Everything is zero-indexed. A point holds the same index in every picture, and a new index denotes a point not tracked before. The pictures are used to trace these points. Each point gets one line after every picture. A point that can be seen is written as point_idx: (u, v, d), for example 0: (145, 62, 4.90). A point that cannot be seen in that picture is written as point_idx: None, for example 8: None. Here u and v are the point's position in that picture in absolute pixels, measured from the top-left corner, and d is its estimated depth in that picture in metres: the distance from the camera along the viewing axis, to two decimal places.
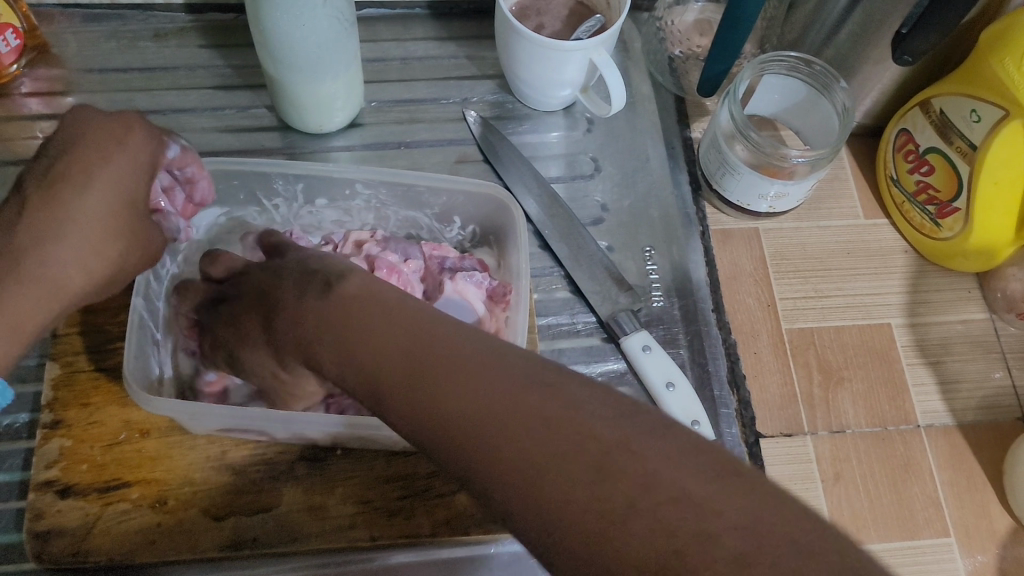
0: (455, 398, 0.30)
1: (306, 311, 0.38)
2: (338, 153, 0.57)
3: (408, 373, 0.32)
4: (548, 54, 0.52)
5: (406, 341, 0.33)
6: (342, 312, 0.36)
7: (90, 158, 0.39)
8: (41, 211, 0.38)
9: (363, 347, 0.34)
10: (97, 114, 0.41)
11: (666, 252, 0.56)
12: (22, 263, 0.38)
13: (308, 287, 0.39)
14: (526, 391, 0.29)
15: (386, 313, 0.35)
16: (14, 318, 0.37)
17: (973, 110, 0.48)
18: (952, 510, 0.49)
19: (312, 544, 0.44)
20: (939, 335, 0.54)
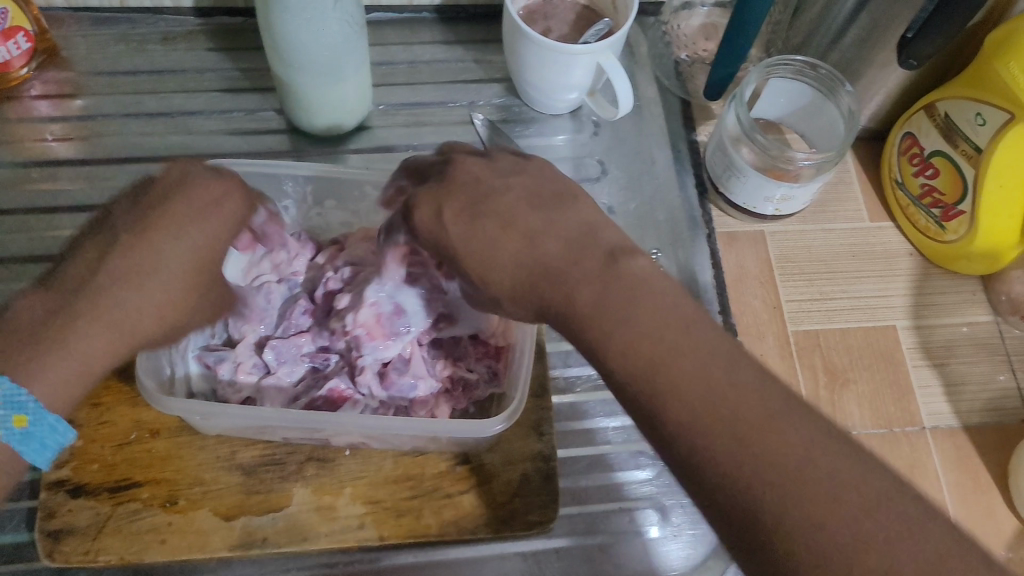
0: (627, 343, 0.32)
1: (542, 247, 0.35)
2: (346, 156, 0.58)
3: (653, 349, 0.31)
4: (556, 57, 0.53)
5: (659, 315, 0.32)
6: (587, 265, 0.34)
7: (187, 209, 0.40)
8: (125, 256, 0.38)
9: (603, 309, 0.33)
10: (197, 169, 0.41)
11: (673, 255, 0.56)
12: (99, 305, 0.37)
13: (552, 220, 0.36)
14: (694, 351, 0.31)
15: (634, 277, 0.33)
16: (79, 357, 0.36)
17: (978, 114, 0.49)
18: (957, 512, 0.49)
19: (322, 544, 0.44)
20: (943, 337, 0.55)
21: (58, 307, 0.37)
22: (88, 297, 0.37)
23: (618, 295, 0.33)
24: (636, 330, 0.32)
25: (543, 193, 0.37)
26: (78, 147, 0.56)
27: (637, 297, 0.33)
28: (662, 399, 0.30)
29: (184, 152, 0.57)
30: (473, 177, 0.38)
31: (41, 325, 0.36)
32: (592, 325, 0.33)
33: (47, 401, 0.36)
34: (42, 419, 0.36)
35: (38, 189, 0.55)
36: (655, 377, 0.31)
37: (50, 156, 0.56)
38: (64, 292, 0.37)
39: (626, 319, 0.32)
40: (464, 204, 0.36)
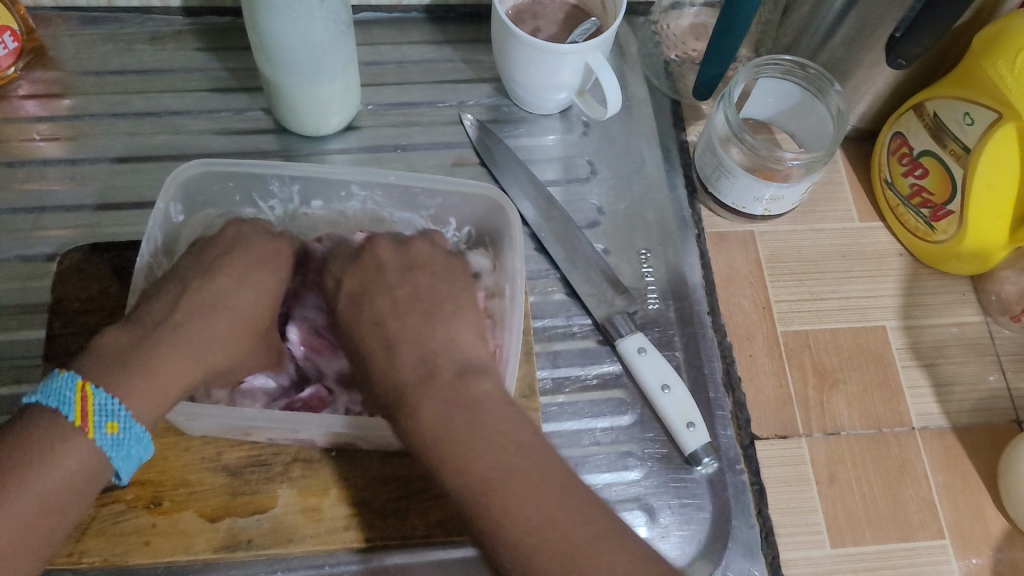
0: (433, 419, 0.36)
1: (403, 364, 0.39)
2: (334, 156, 0.57)
3: (482, 476, 0.34)
4: (544, 57, 0.52)
5: (497, 439, 0.36)
6: (438, 389, 0.37)
7: (245, 262, 0.44)
8: (200, 297, 0.41)
9: (449, 435, 0.35)
10: (248, 230, 0.46)
11: (662, 255, 0.56)
12: (177, 333, 0.39)
13: (418, 336, 0.40)
14: (480, 430, 0.36)
15: (482, 401, 0.37)
16: (161, 381, 0.38)
17: (966, 113, 0.49)
18: (946, 512, 0.49)
19: (307, 545, 0.44)
20: (933, 338, 0.54)
21: (138, 338, 0.39)
22: (168, 327, 0.39)
23: (463, 416, 0.36)
24: (479, 454, 0.35)
25: (424, 295, 0.42)
26: (66, 147, 0.56)
27: (481, 418, 0.36)
28: (487, 525, 0.34)
29: (171, 152, 0.56)
30: (381, 262, 0.44)
31: (127, 349, 0.38)
32: (437, 451, 0.35)
33: (139, 416, 0.37)
34: (130, 427, 0.36)
35: (25, 189, 0.55)
36: (485, 502, 0.34)
37: (37, 156, 0.56)
38: (142, 324, 0.39)
39: (466, 447, 0.35)
40: (357, 288, 0.43)
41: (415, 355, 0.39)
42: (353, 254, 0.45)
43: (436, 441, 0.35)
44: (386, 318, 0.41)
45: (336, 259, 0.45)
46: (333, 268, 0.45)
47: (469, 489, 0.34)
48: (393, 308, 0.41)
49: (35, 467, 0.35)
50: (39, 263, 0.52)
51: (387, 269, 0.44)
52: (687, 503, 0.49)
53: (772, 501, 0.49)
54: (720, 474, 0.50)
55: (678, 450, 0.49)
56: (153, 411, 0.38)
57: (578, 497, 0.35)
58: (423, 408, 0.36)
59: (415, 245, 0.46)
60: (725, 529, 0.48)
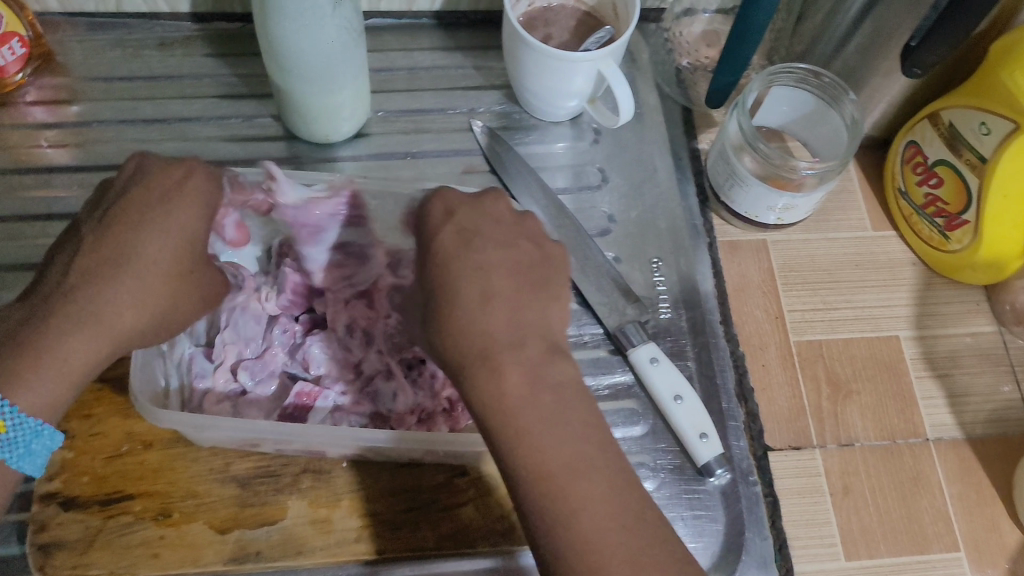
0: (516, 398, 0.35)
1: (493, 323, 0.36)
2: (344, 163, 0.57)
3: (551, 464, 0.34)
4: (556, 64, 0.52)
5: (571, 428, 0.35)
6: (522, 359, 0.36)
7: (141, 209, 0.40)
8: (93, 258, 0.39)
9: (519, 410, 0.35)
10: (154, 166, 0.42)
11: (674, 264, 0.56)
12: (74, 302, 0.38)
13: (516, 305, 0.37)
14: (555, 424, 0.35)
15: (563, 385, 0.36)
16: (57, 361, 0.37)
17: (982, 123, 0.48)
18: (961, 524, 0.49)
19: (317, 558, 0.44)
20: (947, 348, 0.54)
21: (35, 315, 0.38)
22: (64, 300, 0.38)
23: (543, 397, 0.35)
24: (551, 438, 0.35)
25: (530, 261, 0.39)
26: (73, 153, 0.56)
27: (558, 404, 0.35)
28: (545, 511, 0.34)
29: (180, 159, 0.56)
30: (489, 217, 0.41)
31: (18, 331, 0.38)
32: (503, 424, 0.35)
33: (26, 406, 0.37)
34: (20, 424, 0.37)
35: (33, 196, 0.54)
36: (547, 492, 0.34)
37: (44, 162, 0.55)
38: (41, 297, 0.39)
39: (540, 427, 0.35)
40: (460, 237, 0.39)
41: (509, 318, 0.36)
42: (461, 203, 0.41)
43: (508, 414, 0.35)
44: (490, 272, 0.38)
45: (440, 200, 0.41)
46: (440, 204, 0.41)
47: (532, 474, 0.34)
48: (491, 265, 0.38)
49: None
50: None
51: (481, 234, 0.39)
52: (700, 515, 0.48)
53: (786, 513, 0.49)
54: (733, 485, 0.49)
55: (690, 462, 0.48)
56: (61, 393, 0.38)
57: (639, 504, 0.35)
58: (507, 375, 0.35)
59: (525, 222, 0.41)
60: (738, 541, 0.48)
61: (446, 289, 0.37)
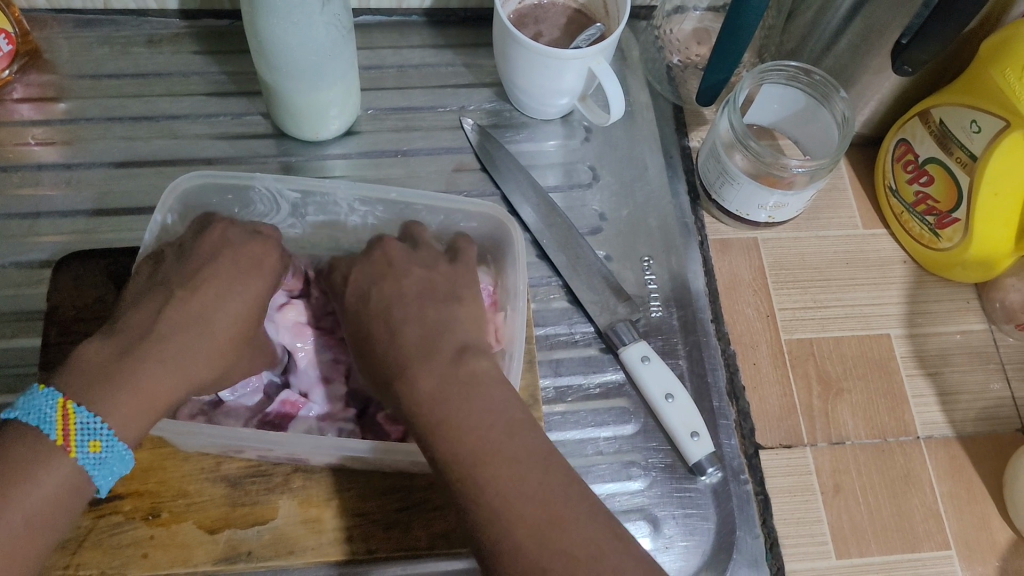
0: (438, 401, 0.36)
1: (403, 341, 0.39)
2: (334, 161, 0.57)
3: (470, 450, 0.35)
4: (547, 61, 0.52)
5: (489, 418, 0.36)
6: (433, 365, 0.37)
7: (234, 265, 0.42)
8: (180, 309, 0.39)
9: (435, 411, 0.36)
10: (237, 233, 0.44)
11: (665, 262, 0.55)
12: (158, 346, 0.38)
13: (421, 318, 0.40)
14: (475, 412, 0.36)
15: (477, 381, 0.37)
16: (144, 397, 0.36)
17: (973, 121, 0.48)
18: (952, 522, 0.49)
19: (308, 557, 0.44)
20: (937, 346, 0.54)
21: (119, 353, 0.37)
22: (148, 342, 0.38)
23: (457, 396, 0.36)
24: (470, 430, 0.35)
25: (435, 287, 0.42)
26: (61, 151, 0.55)
27: (470, 399, 0.36)
28: (468, 494, 0.34)
29: (168, 157, 0.56)
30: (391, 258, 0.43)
31: (107, 365, 0.36)
32: (426, 423, 0.36)
33: (119, 428, 0.35)
34: (113, 446, 0.35)
35: (20, 194, 0.54)
36: (467, 479, 0.34)
37: (32, 160, 0.55)
38: (124, 337, 0.38)
39: (456, 423, 0.35)
40: (362, 281, 0.43)
41: (417, 334, 0.39)
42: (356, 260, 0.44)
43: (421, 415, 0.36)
44: (395, 299, 0.41)
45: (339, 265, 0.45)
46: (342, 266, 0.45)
47: (462, 465, 0.34)
48: (398, 289, 0.41)
49: (16, 488, 0.33)
50: (34, 269, 0.51)
51: (396, 264, 0.43)
52: (691, 514, 0.48)
53: (777, 511, 0.48)
54: (724, 483, 0.49)
55: (682, 460, 0.48)
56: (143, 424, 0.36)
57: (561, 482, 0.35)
58: (420, 381, 0.37)
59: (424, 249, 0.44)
60: (729, 539, 0.48)
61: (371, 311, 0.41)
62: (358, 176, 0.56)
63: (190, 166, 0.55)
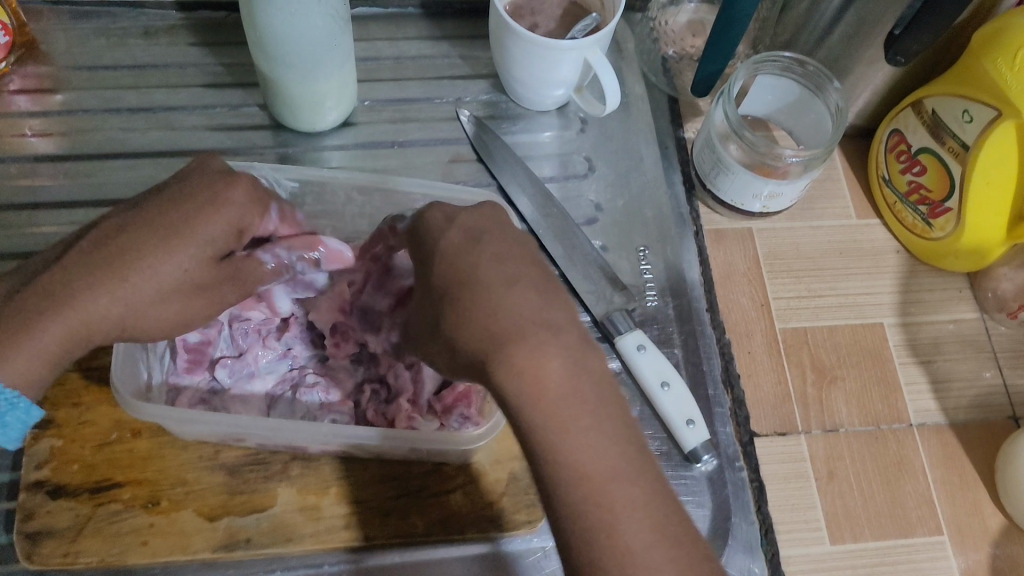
0: (561, 397, 0.32)
1: (521, 310, 0.33)
2: (330, 152, 0.57)
3: (593, 467, 0.32)
4: (542, 52, 0.52)
5: (608, 424, 0.33)
6: (563, 346, 0.33)
7: (180, 209, 0.38)
8: (105, 258, 0.36)
9: (559, 406, 0.32)
10: (213, 176, 0.40)
11: (660, 252, 0.56)
12: (65, 297, 0.36)
13: (536, 291, 0.34)
14: (592, 410, 0.33)
15: (602, 380, 0.33)
16: (40, 349, 0.36)
17: (965, 111, 0.49)
18: (944, 508, 0.49)
19: (307, 544, 0.44)
20: (930, 335, 0.55)
21: (36, 299, 0.36)
22: (61, 290, 0.36)
23: (582, 395, 0.32)
24: (589, 439, 0.32)
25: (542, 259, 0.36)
26: (58, 142, 0.55)
27: (593, 401, 0.33)
28: (585, 511, 0.31)
29: (165, 148, 0.56)
30: (495, 227, 0.37)
31: (4, 318, 0.36)
32: (543, 423, 0.32)
33: (17, 375, 0.36)
34: (0, 396, 0.36)
35: (17, 185, 0.54)
36: (583, 496, 0.31)
37: (29, 151, 0.55)
38: (49, 278, 0.36)
39: (572, 426, 0.32)
40: (469, 236, 0.37)
41: (542, 304, 0.34)
42: (455, 214, 0.38)
43: (543, 409, 0.32)
44: (503, 263, 0.35)
45: (434, 216, 0.38)
46: (438, 217, 0.38)
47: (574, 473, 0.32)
48: (505, 256, 0.36)
49: None
50: (31, 260, 0.52)
51: (493, 233, 0.37)
52: (687, 501, 0.49)
53: (772, 498, 0.49)
54: (719, 471, 0.49)
55: (677, 448, 0.49)
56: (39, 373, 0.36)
57: (676, 516, 0.32)
58: (548, 367, 0.32)
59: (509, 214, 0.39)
60: (725, 526, 0.48)
61: (468, 279, 0.35)
62: (355, 167, 0.57)
63: (186, 157, 0.56)
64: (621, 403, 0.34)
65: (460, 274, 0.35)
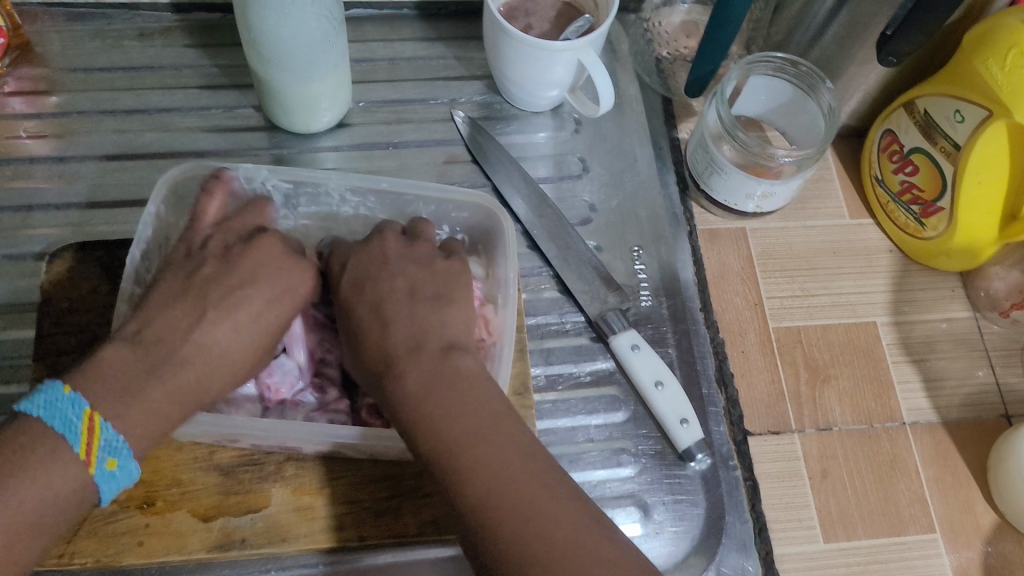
0: (434, 396, 0.37)
1: (393, 337, 0.39)
2: (325, 153, 0.57)
3: (457, 440, 0.36)
4: (536, 53, 0.52)
5: (473, 409, 0.37)
6: (420, 359, 0.38)
7: (266, 288, 0.42)
8: (208, 325, 0.39)
9: (422, 400, 0.37)
10: (275, 249, 0.44)
11: (654, 252, 0.56)
12: (179, 365, 0.38)
13: (411, 316, 0.40)
14: (459, 395, 0.37)
15: (466, 374, 0.38)
16: (154, 416, 0.37)
17: (956, 111, 0.49)
18: (937, 506, 0.50)
19: (301, 544, 0.44)
20: (923, 334, 0.55)
21: (143, 368, 0.37)
22: (171, 360, 0.38)
23: (440, 389, 0.37)
24: (447, 420, 0.36)
25: (425, 283, 0.42)
26: (53, 144, 0.56)
27: (458, 391, 0.37)
28: (451, 477, 0.35)
29: (160, 150, 0.56)
30: (387, 254, 0.43)
31: (133, 377, 0.37)
32: (417, 418, 0.36)
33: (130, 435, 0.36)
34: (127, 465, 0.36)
35: (12, 187, 0.54)
36: (447, 468, 0.35)
37: (24, 153, 0.55)
38: (150, 350, 0.38)
39: (440, 413, 0.36)
40: (361, 269, 0.43)
41: (408, 326, 0.40)
42: (354, 250, 0.44)
43: (411, 409, 0.37)
44: (387, 296, 0.41)
45: (335, 258, 0.44)
46: (336, 261, 0.44)
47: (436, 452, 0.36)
48: (394, 283, 0.42)
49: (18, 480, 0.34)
50: (27, 262, 0.52)
51: (392, 259, 0.43)
52: (681, 499, 0.49)
53: (765, 497, 0.49)
54: (713, 470, 0.50)
55: (671, 447, 0.49)
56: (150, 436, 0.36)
57: (543, 472, 0.35)
58: (406, 376, 0.38)
59: (420, 245, 0.44)
60: (718, 525, 0.48)
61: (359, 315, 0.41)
62: (350, 168, 0.57)
63: (182, 159, 0.56)
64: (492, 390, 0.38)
65: (362, 311, 0.41)
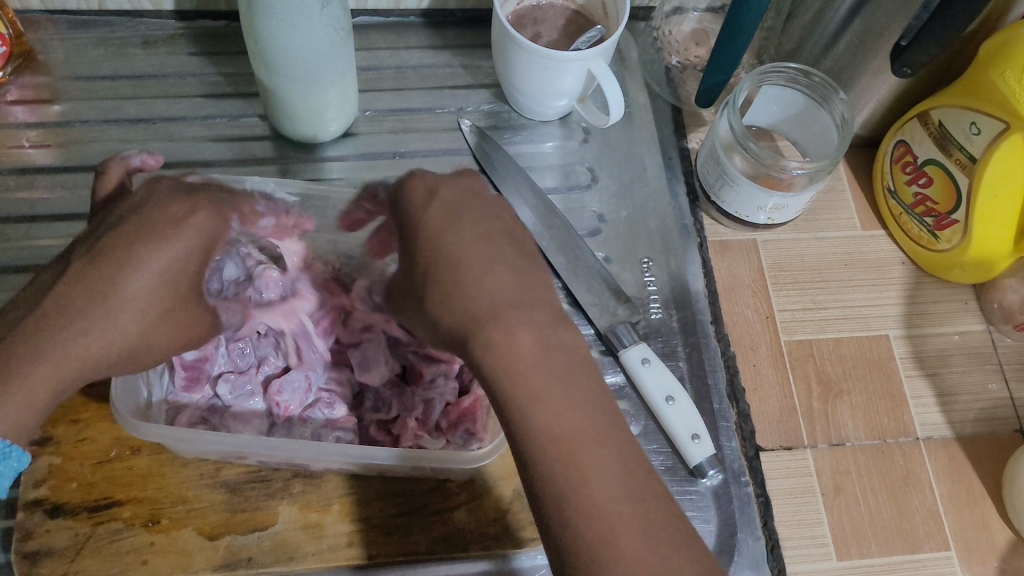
0: (546, 374, 0.34)
1: (497, 288, 0.36)
2: (332, 163, 0.56)
3: (565, 426, 0.33)
4: (545, 63, 0.52)
5: (581, 394, 0.34)
6: (531, 320, 0.35)
7: (144, 232, 0.38)
8: (92, 281, 0.37)
9: (532, 371, 0.34)
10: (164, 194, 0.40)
11: (664, 264, 0.55)
12: (47, 333, 0.36)
13: (519, 271, 0.37)
14: (570, 377, 0.34)
15: (575, 353, 0.35)
16: (27, 393, 0.35)
17: (973, 123, 0.48)
18: (951, 523, 0.49)
19: (309, 563, 0.43)
20: (936, 347, 0.54)
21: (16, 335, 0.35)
22: (44, 330, 0.36)
23: (552, 362, 0.34)
24: (562, 405, 0.33)
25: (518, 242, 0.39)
26: (56, 154, 0.55)
27: (568, 370, 0.34)
28: (558, 470, 0.32)
29: (164, 160, 0.55)
30: (475, 208, 0.40)
31: None
32: (517, 390, 0.33)
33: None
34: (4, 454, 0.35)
35: (15, 198, 0.53)
36: (561, 455, 0.32)
37: (27, 162, 0.55)
38: (15, 322, 0.36)
39: (551, 391, 0.34)
40: (447, 214, 0.39)
41: (512, 285, 0.36)
42: (440, 178, 0.41)
43: (517, 377, 0.34)
44: (489, 246, 0.38)
45: (417, 179, 0.41)
46: (419, 182, 0.41)
47: (546, 436, 0.33)
48: (487, 239, 0.38)
49: None
50: (29, 274, 0.51)
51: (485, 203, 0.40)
52: (692, 516, 0.48)
53: (778, 513, 0.48)
54: (724, 486, 0.49)
55: (682, 463, 0.48)
56: (28, 420, 0.36)
57: (651, 479, 0.33)
58: (519, 336, 0.34)
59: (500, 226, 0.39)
60: (730, 542, 0.48)
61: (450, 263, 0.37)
62: (356, 179, 0.56)
63: (186, 169, 0.55)
64: (593, 375, 0.35)
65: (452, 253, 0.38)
